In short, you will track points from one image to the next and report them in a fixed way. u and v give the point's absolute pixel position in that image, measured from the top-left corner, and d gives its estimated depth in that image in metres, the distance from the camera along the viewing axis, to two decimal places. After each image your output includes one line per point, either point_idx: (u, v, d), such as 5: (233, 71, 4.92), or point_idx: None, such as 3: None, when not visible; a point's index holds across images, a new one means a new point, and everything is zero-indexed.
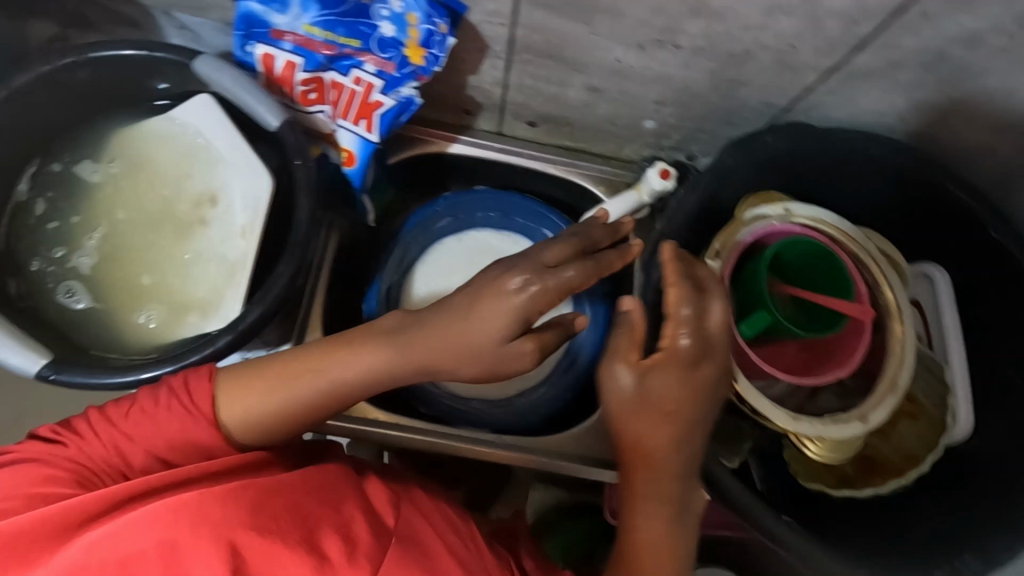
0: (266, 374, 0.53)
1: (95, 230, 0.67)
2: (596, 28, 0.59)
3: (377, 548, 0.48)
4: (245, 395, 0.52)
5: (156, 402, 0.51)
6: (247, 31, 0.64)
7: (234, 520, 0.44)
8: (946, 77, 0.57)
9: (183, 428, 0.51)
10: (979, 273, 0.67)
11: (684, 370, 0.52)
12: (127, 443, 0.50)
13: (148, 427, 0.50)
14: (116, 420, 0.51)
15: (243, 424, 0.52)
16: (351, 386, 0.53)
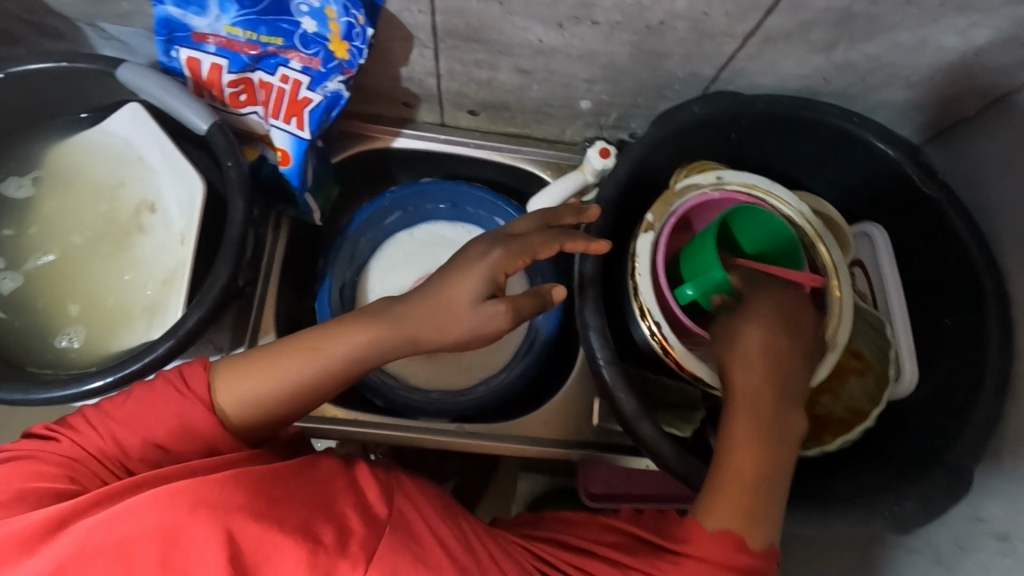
0: (257, 359, 0.53)
1: (31, 244, 0.67)
2: (512, 8, 0.59)
3: (372, 537, 0.47)
4: (242, 379, 0.52)
5: (151, 389, 0.51)
6: (167, 36, 0.63)
7: (231, 505, 0.45)
8: (858, 34, 0.58)
9: (178, 411, 0.50)
10: (913, 227, 0.68)
11: (775, 308, 0.56)
12: (124, 434, 0.50)
13: (148, 417, 0.50)
14: (113, 411, 0.51)
15: (236, 409, 0.52)
16: (342, 366, 0.53)
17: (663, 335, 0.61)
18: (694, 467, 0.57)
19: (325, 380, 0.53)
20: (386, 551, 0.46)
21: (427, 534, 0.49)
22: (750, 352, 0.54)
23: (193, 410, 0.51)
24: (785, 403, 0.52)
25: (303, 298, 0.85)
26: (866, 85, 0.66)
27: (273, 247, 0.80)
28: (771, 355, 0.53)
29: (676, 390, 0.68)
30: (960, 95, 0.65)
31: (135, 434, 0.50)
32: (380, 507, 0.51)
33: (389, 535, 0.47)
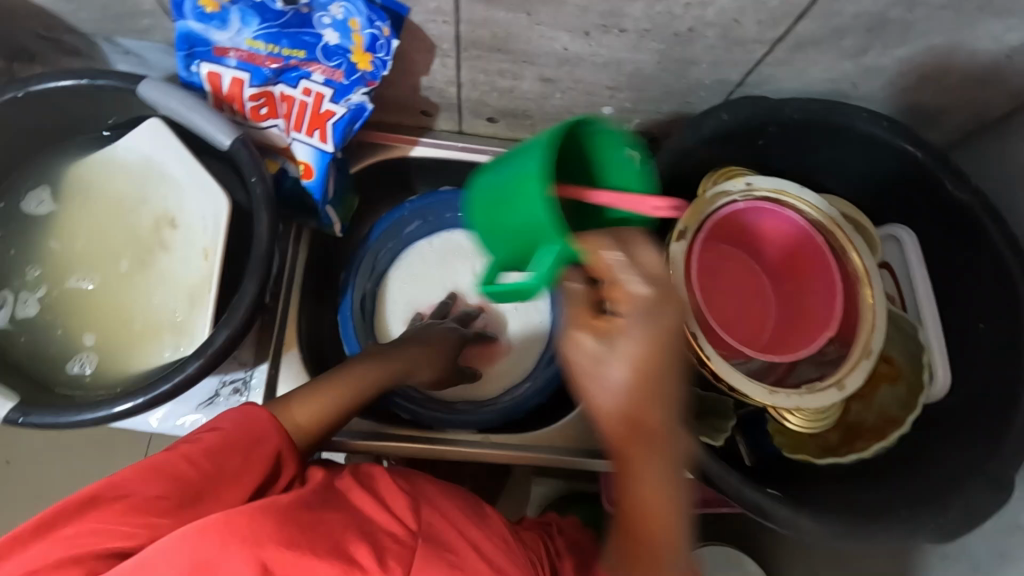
0: (321, 385, 0.58)
1: (56, 264, 0.66)
2: (539, 18, 0.58)
3: (404, 555, 0.49)
4: (314, 396, 0.56)
5: (253, 435, 0.50)
6: (188, 51, 0.62)
7: (264, 534, 0.43)
8: (891, 39, 0.57)
9: (278, 457, 0.51)
10: (942, 231, 0.68)
11: (648, 320, 0.38)
12: (165, 491, 0.45)
13: (196, 467, 0.47)
14: (207, 454, 0.48)
15: (306, 425, 0.55)
16: (388, 379, 0.64)
17: (698, 343, 0.60)
18: (733, 481, 0.56)
19: (376, 389, 0.62)
20: (422, 564, 0.49)
21: (460, 542, 0.52)
22: (609, 384, 0.39)
23: (254, 451, 0.50)
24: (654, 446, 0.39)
25: (323, 311, 0.84)
26: (894, 88, 0.65)
27: (294, 261, 0.79)
28: (641, 385, 0.38)
29: (706, 398, 0.68)
30: (991, 96, 0.64)
31: (181, 489, 0.46)
32: (408, 519, 0.52)
33: (422, 549, 0.50)
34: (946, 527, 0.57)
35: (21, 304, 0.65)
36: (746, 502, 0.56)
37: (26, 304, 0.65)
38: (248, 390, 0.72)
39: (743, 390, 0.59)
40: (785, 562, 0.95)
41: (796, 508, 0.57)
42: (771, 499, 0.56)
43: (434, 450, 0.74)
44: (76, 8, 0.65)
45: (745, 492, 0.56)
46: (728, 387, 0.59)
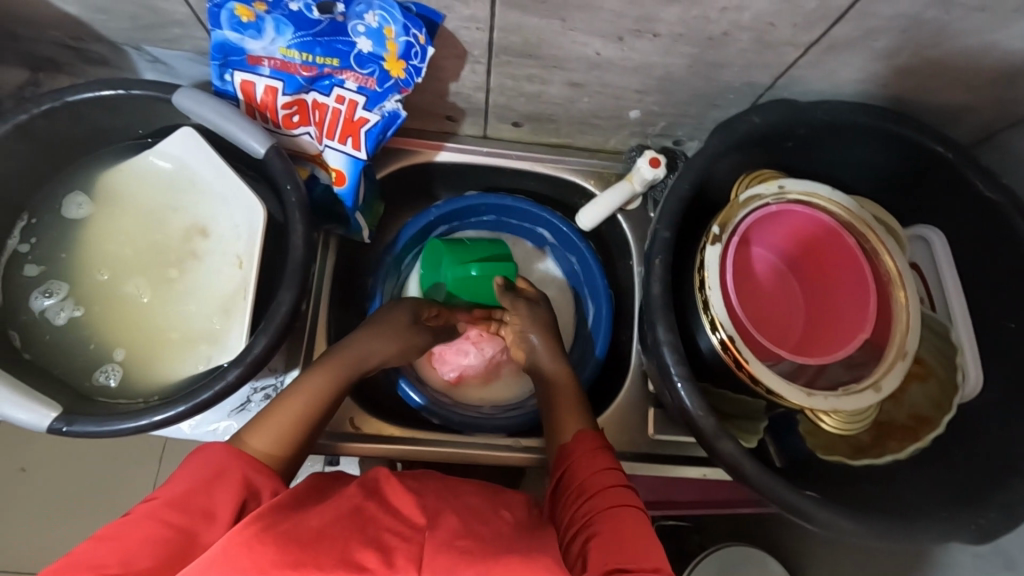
0: (270, 410, 0.60)
1: (91, 272, 0.66)
2: (574, 24, 0.58)
3: (414, 549, 0.48)
4: (264, 424, 0.59)
5: (201, 472, 0.52)
6: (223, 60, 0.63)
7: (263, 562, 0.43)
8: (924, 41, 0.57)
9: (233, 481, 0.52)
10: (971, 232, 0.68)
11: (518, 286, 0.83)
12: (155, 558, 0.45)
13: (173, 523, 0.47)
14: (166, 502, 0.49)
15: (268, 450, 0.57)
16: (337, 369, 0.66)
17: (736, 346, 0.60)
18: (772, 482, 0.56)
19: (325, 396, 0.63)
20: (432, 555, 0.47)
21: (466, 530, 0.51)
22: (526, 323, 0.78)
23: (225, 481, 0.52)
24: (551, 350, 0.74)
25: (349, 315, 0.85)
26: (923, 89, 0.66)
27: (324, 265, 0.80)
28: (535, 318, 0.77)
29: (738, 401, 0.68)
30: (1018, 96, 0.65)
31: (170, 547, 0.46)
32: (417, 518, 0.52)
33: (430, 541, 0.49)
34: (986, 526, 0.58)
35: (61, 311, 0.65)
36: (783, 503, 0.56)
37: (64, 310, 0.65)
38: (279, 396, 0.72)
39: (782, 394, 0.59)
40: (808, 560, 0.95)
41: (834, 509, 0.57)
42: (809, 501, 0.57)
43: (464, 455, 0.74)
44: (107, 18, 0.65)
45: (785, 494, 0.56)
46: (766, 391, 0.60)
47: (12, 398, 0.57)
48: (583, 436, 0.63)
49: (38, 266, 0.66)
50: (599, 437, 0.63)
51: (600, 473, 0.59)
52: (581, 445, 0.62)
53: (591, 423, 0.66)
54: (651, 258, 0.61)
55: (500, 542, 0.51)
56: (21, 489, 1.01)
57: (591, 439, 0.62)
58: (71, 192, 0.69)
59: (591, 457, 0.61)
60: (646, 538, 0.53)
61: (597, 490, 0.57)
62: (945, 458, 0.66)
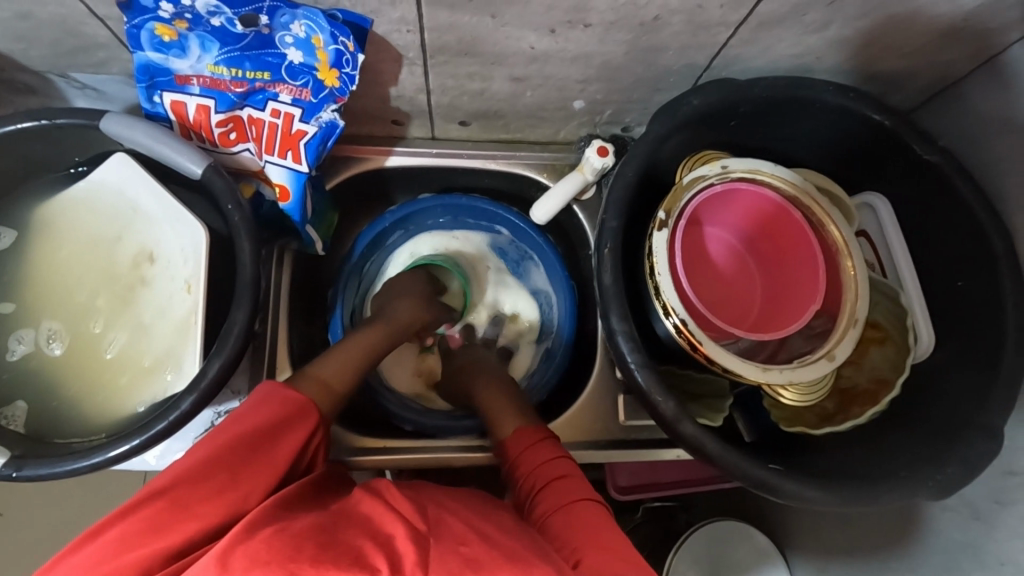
0: (335, 357, 0.65)
1: (36, 311, 0.65)
2: (504, 19, 0.58)
3: (421, 553, 0.48)
4: (331, 358, 0.64)
5: (277, 415, 0.54)
6: (149, 82, 0.61)
7: (284, 558, 0.43)
8: (851, 11, 0.58)
9: (297, 435, 0.55)
10: (914, 195, 0.70)
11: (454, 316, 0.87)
12: (229, 479, 0.49)
13: (238, 461, 0.50)
14: (248, 430, 0.52)
15: (332, 381, 0.62)
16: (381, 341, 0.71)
17: (690, 330, 0.61)
18: (735, 459, 0.57)
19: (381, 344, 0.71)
20: (438, 561, 0.47)
21: (469, 533, 0.51)
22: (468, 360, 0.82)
23: (289, 435, 0.54)
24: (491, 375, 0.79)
25: (312, 329, 0.84)
26: (858, 59, 0.67)
27: (277, 280, 0.78)
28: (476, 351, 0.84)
29: (700, 381, 0.69)
30: (950, 59, 0.66)
31: (241, 476, 0.50)
32: (418, 524, 0.52)
33: (436, 546, 0.49)
34: (943, 481, 0.59)
35: (20, 343, 0.64)
36: (751, 478, 0.57)
37: (28, 343, 0.64)
38: None
39: (738, 371, 0.60)
40: (792, 527, 0.97)
41: (798, 478, 0.58)
42: (773, 472, 0.58)
43: (440, 459, 0.74)
44: (27, 47, 0.63)
45: (750, 469, 0.57)
46: (722, 370, 0.60)
47: None
48: (521, 433, 0.66)
49: (11, 303, 0.65)
50: (540, 430, 0.66)
51: (549, 466, 0.61)
52: (520, 441, 0.64)
53: (529, 419, 0.68)
54: (602, 248, 0.61)
55: (508, 546, 0.51)
56: None
57: (534, 434, 0.65)
58: None
59: (535, 451, 0.63)
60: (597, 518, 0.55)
61: (546, 484, 0.59)
62: (906, 419, 0.67)
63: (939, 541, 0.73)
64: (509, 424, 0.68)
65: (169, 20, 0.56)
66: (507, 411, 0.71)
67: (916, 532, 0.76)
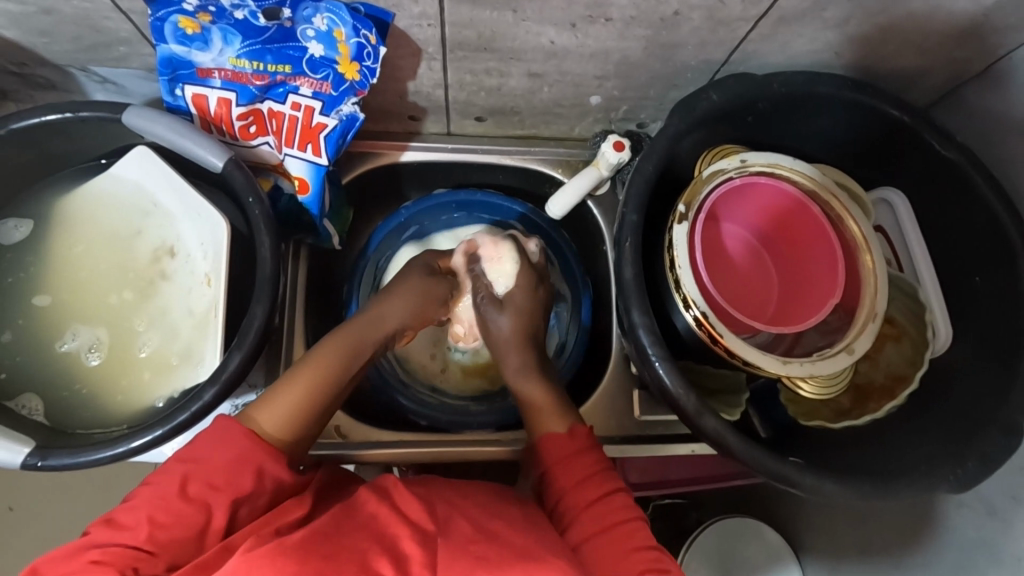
0: (281, 391, 0.59)
1: (63, 306, 0.65)
2: (524, 14, 0.58)
3: (428, 553, 0.49)
4: (278, 401, 0.58)
5: (218, 451, 0.52)
6: (171, 75, 0.62)
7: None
8: (869, 7, 0.58)
9: (247, 465, 0.53)
10: (932, 191, 0.70)
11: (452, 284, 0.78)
12: (173, 535, 0.49)
13: (177, 514, 0.49)
14: (189, 476, 0.51)
15: (275, 431, 0.57)
16: (341, 363, 0.63)
17: (710, 322, 0.61)
18: (755, 454, 0.57)
19: (339, 366, 0.63)
20: (448, 560, 0.48)
21: (479, 533, 0.51)
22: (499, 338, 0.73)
23: (243, 471, 0.52)
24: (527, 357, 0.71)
25: (327, 324, 0.84)
26: (876, 55, 0.67)
27: (295, 276, 0.79)
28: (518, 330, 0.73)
29: (719, 377, 0.69)
30: (969, 56, 0.66)
31: (186, 529, 0.49)
32: (426, 523, 0.52)
33: (445, 546, 0.50)
34: (964, 476, 0.59)
35: (73, 339, 0.64)
36: (771, 473, 0.57)
37: (81, 340, 0.64)
38: None
39: (758, 364, 0.60)
40: (803, 525, 0.97)
41: (817, 474, 0.58)
42: (792, 466, 0.58)
43: (457, 454, 0.74)
44: (48, 41, 0.63)
45: (770, 463, 0.57)
46: (742, 363, 0.61)
47: None
48: (553, 440, 0.62)
49: (49, 297, 0.65)
50: (575, 437, 0.62)
51: (590, 492, 0.57)
52: (555, 451, 0.61)
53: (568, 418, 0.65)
54: (623, 241, 0.61)
55: (517, 543, 0.51)
56: None
57: (566, 443, 0.62)
58: (13, 219, 0.67)
59: (569, 464, 0.60)
60: (641, 537, 0.55)
61: (594, 521, 0.56)
62: (925, 414, 0.67)
63: (954, 538, 0.73)
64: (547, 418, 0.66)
65: (193, 13, 0.57)
66: (512, 346, 0.72)
67: (932, 529, 0.76)
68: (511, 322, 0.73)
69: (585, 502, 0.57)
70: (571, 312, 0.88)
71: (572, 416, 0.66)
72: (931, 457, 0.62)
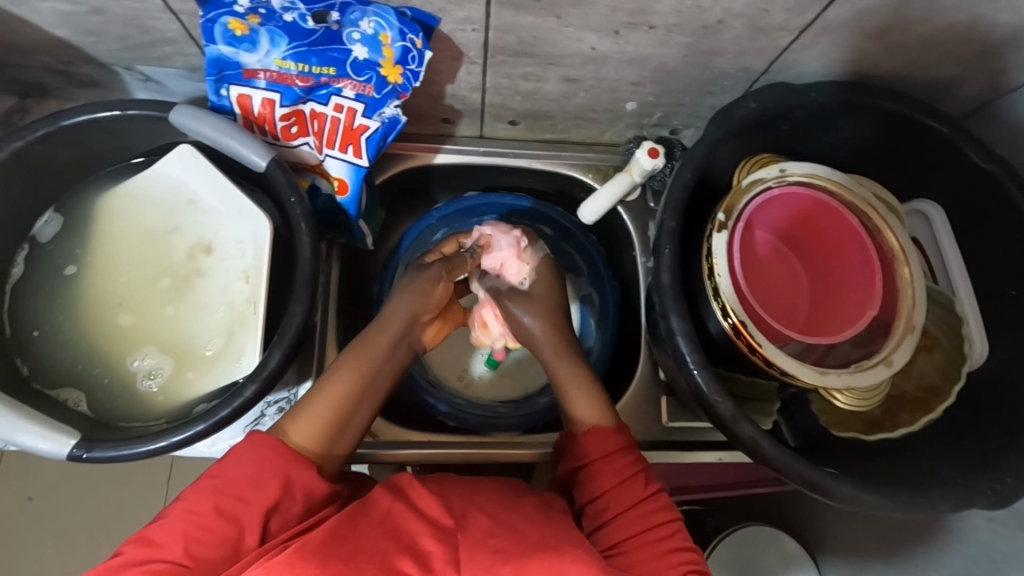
0: (307, 405, 0.60)
1: (120, 313, 0.66)
2: (567, 19, 0.59)
3: (449, 549, 0.50)
4: (304, 416, 0.59)
5: (245, 463, 0.53)
6: (218, 75, 0.63)
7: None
8: (913, 19, 0.59)
9: (278, 473, 0.53)
10: (969, 202, 0.69)
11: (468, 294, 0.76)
12: (205, 548, 0.48)
13: (210, 527, 0.49)
14: (219, 488, 0.51)
15: (309, 445, 0.57)
16: (358, 377, 0.62)
17: (748, 331, 0.61)
18: (791, 461, 0.57)
19: (360, 382, 0.62)
20: (468, 557, 0.49)
21: (496, 526, 0.52)
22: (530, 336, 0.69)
23: (271, 483, 0.52)
24: (561, 349, 0.68)
25: (356, 323, 0.84)
26: (916, 66, 0.67)
27: (329, 275, 0.80)
28: (548, 326, 0.69)
29: (752, 385, 0.69)
30: (1009, 68, 0.66)
31: (220, 543, 0.49)
32: (445, 520, 0.53)
33: (464, 542, 0.50)
34: (1003, 491, 0.59)
35: (144, 359, 0.65)
36: (804, 479, 0.57)
37: (149, 363, 0.64)
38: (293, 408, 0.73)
39: (796, 374, 0.60)
40: (825, 534, 0.97)
41: (853, 483, 0.58)
42: (826, 474, 0.58)
43: (484, 454, 0.75)
44: (96, 40, 0.64)
45: (805, 470, 0.57)
46: (780, 372, 0.61)
47: (32, 428, 0.56)
48: (597, 433, 0.61)
49: (121, 304, 0.66)
50: (615, 436, 0.61)
51: (625, 484, 0.57)
52: (595, 447, 0.60)
53: (607, 413, 0.64)
54: (660, 247, 0.61)
55: (536, 536, 0.51)
56: (27, 519, 0.99)
57: (608, 441, 0.60)
58: (54, 213, 0.68)
59: (607, 462, 0.59)
60: (677, 540, 0.55)
61: (636, 524, 0.55)
62: (960, 427, 0.66)
63: (983, 552, 0.72)
64: (587, 411, 0.64)
65: (243, 15, 0.58)
66: (547, 335, 0.68)
67: (961, 543, 0.75)
68: (538, 321, 0.69)
69: (624, 503, 0.56)
70: (598, 319, 0.87)
71: (612, 410, 0.64)
72: (968, 470, 0.62)
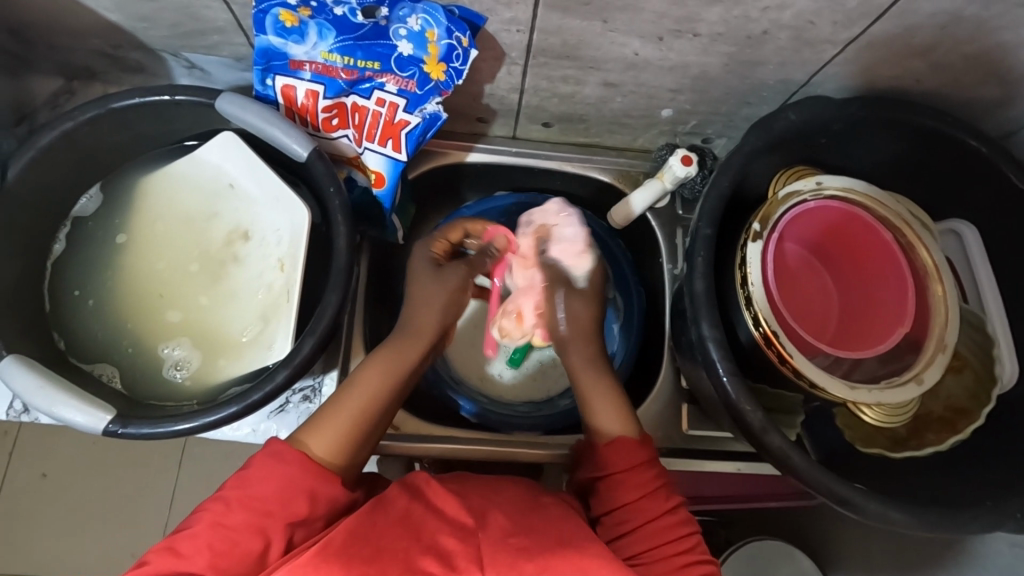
0: (327, 417, 0.59)
1: (157, 295, 0.67)
2: (613, 24, 0.59)
3: (469, 548, 0.49)
4: (324, 426, 0.58)
5: (269, 474, 0.53)
6: (265, 65, 0.64)
7: None
8: (963, 37, 0.58)
9: (302, 483, 0.53)
10: (1006, 223, 0.69)
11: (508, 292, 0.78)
12: (231, 562, 0.48)
13: (236, 540, 0.49)
14: (244, 498, 0.51)
15: (331, 457, 0.57)
16: (380, 387, 0.62)
17: (779, 341, 0.61)
18: (819, 475, 0.57)
19: (384, 390, 0.62)
20: (491, 553, 0.49)
21: (516, 526, 0.52)
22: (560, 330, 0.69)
23: (296, 497, 0.52)
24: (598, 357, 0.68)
25: (382, 315, 0.85)
26: (958, 84, 0.67)
27: (360, 267, 0.81)
28: (580, 323, 0.69)
29: (777, 397, 0.69)
30: None
31: (246, 556, 0.49)
32: (467, 520, 0.53)
33: (485, 541, 0.50)
34: None
35: (176, 348, 0.66)
36: (832, 494, 0.57)
37: (180, 353, 0.65)
38: (317, 397, 0.73)
39: (825, 388, 0.60)
40: (841, 550, 0.96)
41: (882, 501, 0.58)
42: (855, 490, 0.57)
43: (504, 453, 0.75)
44: (147, 26, 0.66)
45: (834, 486, 0.57)
46: (808, 384, 0.61)
47: (69, 402, 0.58)
48: (621, 444, 0.60)
49: (158, 287, 0.67)
50: (642, 446, 0.60)
51: (644, 498, 0.57)
52: (620, 458, 0.59)
53: (632, 425, 0.63)
54: (694, 253, 0.61)
55: (551, 534, 0.52)
56: (47, 495, 1.01)
57: (633, 451, 0.60)
58: (96, 192, 0.70)
59: (630, 475, 0.58)
60: (694, 553, 0.55)
61: (656, 541, 0.55)
62: (988, 449, 0.66)
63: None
64: (612, 419, 0.63)
65: (294, 7, 0.59)
66: (583, 331, 0.69)
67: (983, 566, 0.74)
68: (575, 312, 0.69)
69: (644, 517, 0.56)
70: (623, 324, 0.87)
71: (636, 422, 0.64)
72: (997, 492, 0.61)
